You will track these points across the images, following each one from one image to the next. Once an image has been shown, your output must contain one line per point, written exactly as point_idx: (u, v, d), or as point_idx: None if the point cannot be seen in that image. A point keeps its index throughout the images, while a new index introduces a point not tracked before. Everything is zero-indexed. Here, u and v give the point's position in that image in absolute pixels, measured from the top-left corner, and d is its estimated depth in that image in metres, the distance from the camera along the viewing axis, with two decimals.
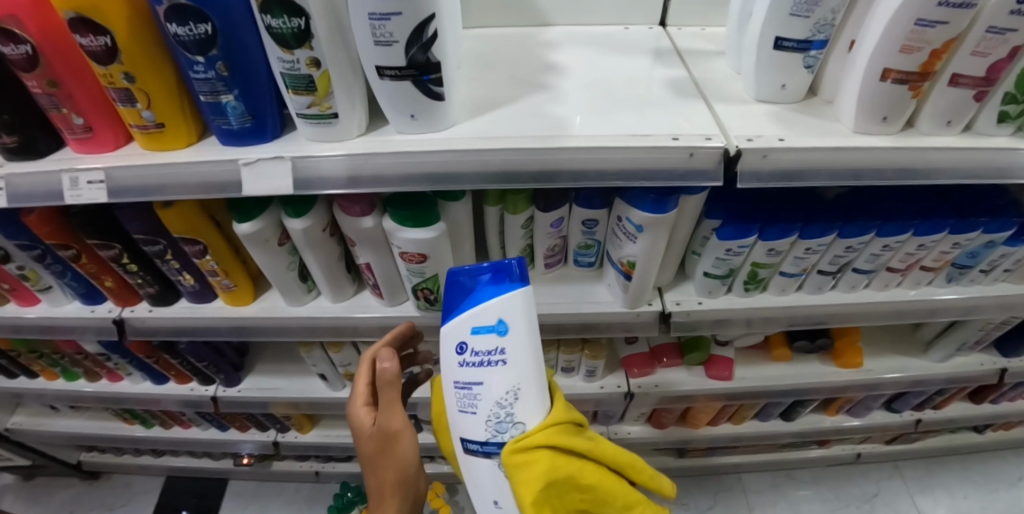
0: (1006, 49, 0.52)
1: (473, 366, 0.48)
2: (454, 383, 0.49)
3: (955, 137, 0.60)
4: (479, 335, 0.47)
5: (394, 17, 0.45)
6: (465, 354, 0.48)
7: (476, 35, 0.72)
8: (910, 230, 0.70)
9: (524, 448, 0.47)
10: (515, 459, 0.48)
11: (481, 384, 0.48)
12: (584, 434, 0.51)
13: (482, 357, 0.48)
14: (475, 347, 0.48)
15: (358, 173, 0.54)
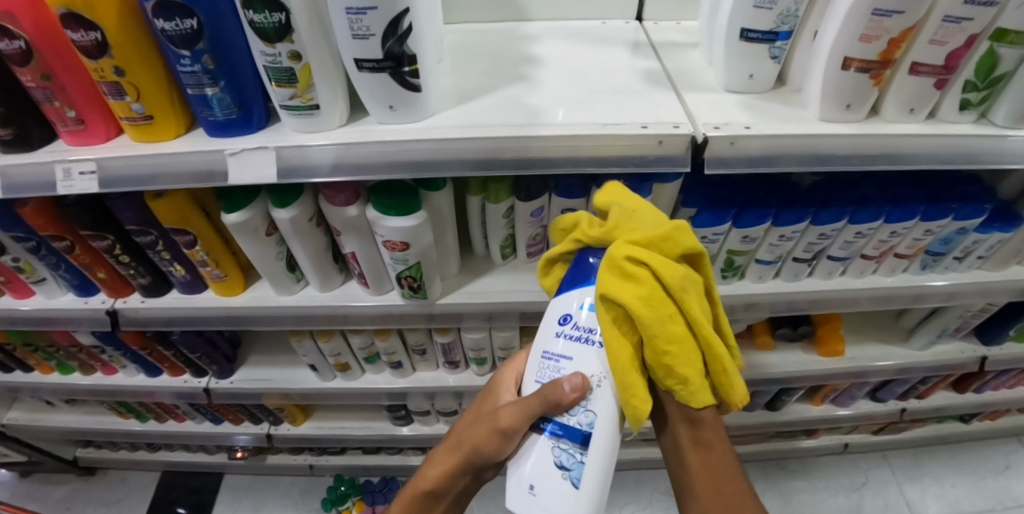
0: (963, 37, 0.54)
1: (573, 339, 0.50)
2: (542, 353, 0.52)
3: (919, 124, 0.62)
4: (589, 312, 0.50)
5: (370, 11, 0.47)
6: (566, 326, 0.51)
7: (459, 30, 0.74)
8: (882, 217, 0.72)
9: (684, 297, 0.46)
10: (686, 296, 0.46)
11: (571, 360, 0.50)
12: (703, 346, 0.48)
13: (581, 332, 0.50)
14: (579, 321, 0.50)
15: (341, 162, 0.56)
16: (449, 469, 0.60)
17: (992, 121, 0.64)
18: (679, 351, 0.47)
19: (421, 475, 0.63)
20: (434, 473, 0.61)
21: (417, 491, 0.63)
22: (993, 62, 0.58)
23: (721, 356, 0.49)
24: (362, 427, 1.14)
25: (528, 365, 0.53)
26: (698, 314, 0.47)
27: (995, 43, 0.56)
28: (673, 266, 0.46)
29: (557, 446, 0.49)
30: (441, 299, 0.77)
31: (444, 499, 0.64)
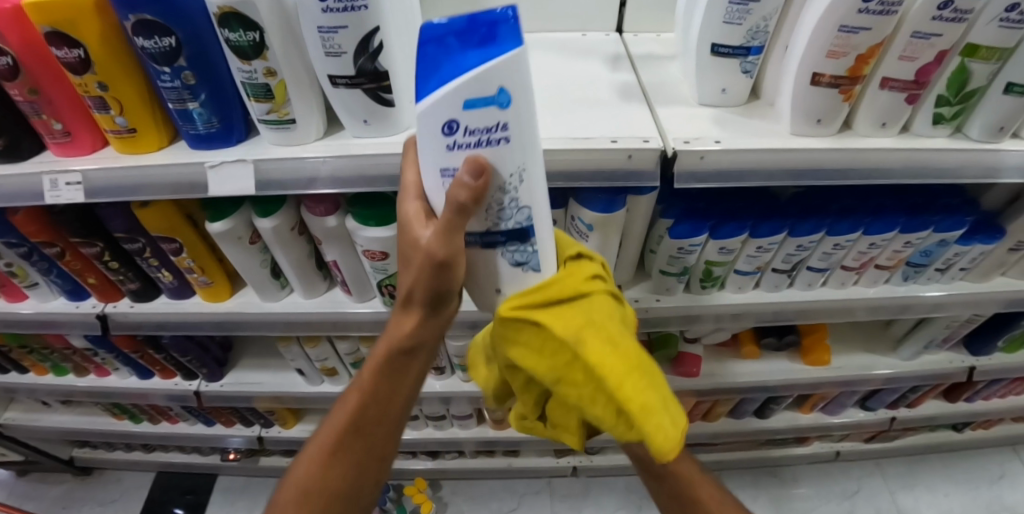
0: (932, 53, 0.55)
1: (466, 149, 0.39)
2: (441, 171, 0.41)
3: (893, 138, 0.63)
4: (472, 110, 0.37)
5: (341, 30, 0.49)
6: (456, 134, 0.38)
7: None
8: (861, 229, 0.72)
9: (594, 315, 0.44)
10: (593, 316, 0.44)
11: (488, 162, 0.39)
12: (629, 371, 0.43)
13: (477, 136, 0.38)
14: (470, 125, 0.38)
15: (317, 176, 0.58)
16: (384, 379, 0.50)
17: (967, 136, 0.64)
18: (584, 395, 0.44)
19: (349, 399, 0.53)
20: (365, 386, 0.52)
21: (348, 419, 0.52)
22: (965, 77, 0.58)
23: (645, 409, 0.42)
24: None
25: (427, 181, 0.43)
26: (601, 363, 0.42)
27: (966, 58, 0.57)
28: (569, 310, 0.44)
29: (508, 251, 0.44)
30: None
31: (384, 424, 0.52)
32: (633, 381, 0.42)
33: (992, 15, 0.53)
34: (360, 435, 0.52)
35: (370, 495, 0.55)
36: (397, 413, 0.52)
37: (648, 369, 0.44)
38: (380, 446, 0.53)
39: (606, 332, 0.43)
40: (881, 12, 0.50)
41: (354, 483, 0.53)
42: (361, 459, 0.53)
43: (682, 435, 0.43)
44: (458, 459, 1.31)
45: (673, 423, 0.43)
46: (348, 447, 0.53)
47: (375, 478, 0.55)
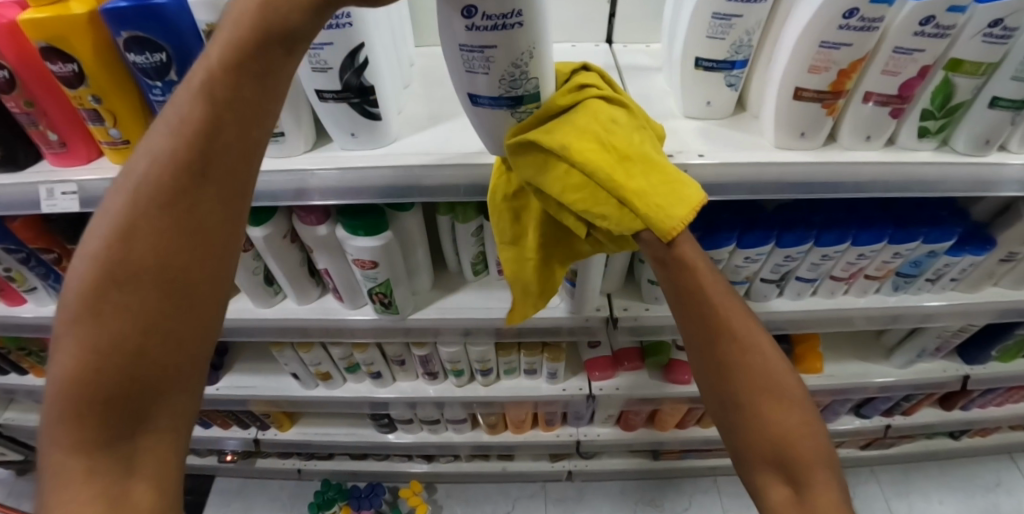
0: (915, 68, 0.55)
1: None
2: None
3: (878, 151, 0.63)
4: None
5: (327, 46, 0.50)
6: (475, 18, 0.42)
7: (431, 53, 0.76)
8: (849, 240, 0.73)
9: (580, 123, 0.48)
10: (580, 123, 0.48)
11: (496, 48, 0.44)
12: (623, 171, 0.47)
13: None
14: None
15: (307, 187, 0.59)
16: (143, 270, 0.39)
17: (953, 149, 0.64)
18: (586, 198, 0.48)
19: (80, 316, 0.38)
20: (118, 290, 0.39)
21: (92, 338, 0.38)
22: (949, 91, 0.58)
23: (638, 192, 0.45)
24: (348, 433, 1.16)
25: (447, 58, 0.46)
26: (590, 152, 0.47)
27: (950, 73, 0.57)
28: (558, 122, 0.48)
29: (515, 113, 0.50)
30: (414, 314, 0.79)
31: (161, 333, 0.40)
32: (625, 168, 0.46)
33: (975, 30, 0.53)
34: (118, 362, 0.39)
35: (151, 455, 0.40)
36: (190, 318, 0.41)
37: (639, 156, 0.47)
38: (170, 371, 0.40)
39: (592, 131, 0.47)
40: (862, 28, 0.50)
41: (119, 431, 0.39)
42: (125, 393, 0.39)
43: (693, 208, 0.45)
44: (453, 463, 1.31)
45: (680, 199, 0.45)
46: (101, 378, 0.38)
47: (168, 426, 0.41)
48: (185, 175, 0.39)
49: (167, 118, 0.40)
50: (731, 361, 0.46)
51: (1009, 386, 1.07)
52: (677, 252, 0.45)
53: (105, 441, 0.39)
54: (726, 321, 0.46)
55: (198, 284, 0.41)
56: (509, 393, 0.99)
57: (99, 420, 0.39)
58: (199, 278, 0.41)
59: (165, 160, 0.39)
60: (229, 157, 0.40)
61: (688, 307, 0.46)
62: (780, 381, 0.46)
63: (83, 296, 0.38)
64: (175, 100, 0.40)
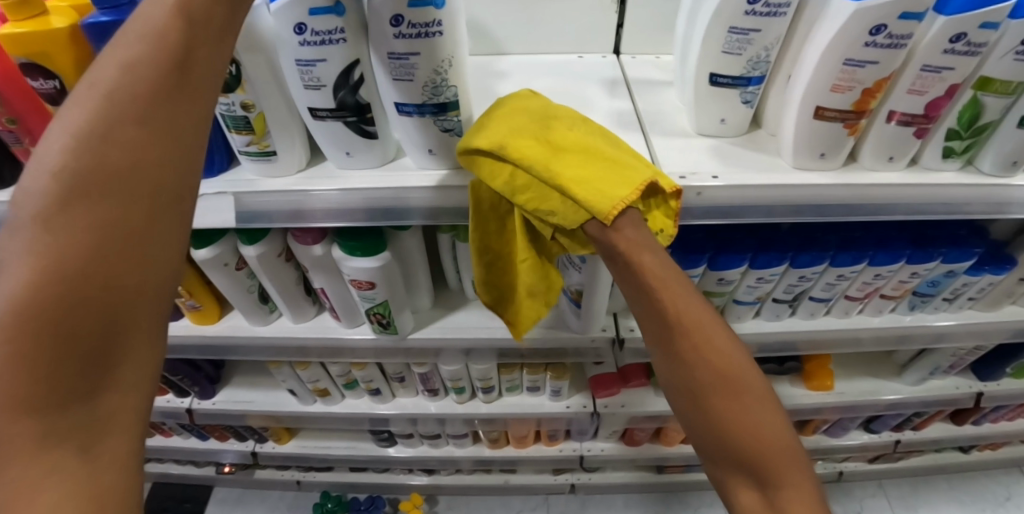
0: (943, 87, 0.52)
1: None
2: None
3: (901, 172, 0.60)
4: None
5: (320, 63, 0.47)
6: (401, 26, 0.44)
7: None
8: (865, 260, 0.70)
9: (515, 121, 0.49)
10: (512, 123, 0.49)
11: (421, 55, 0.46)
12: (562, 164, 0.47)
13: None
14: None
15: (301, 209, 0.56)
16: (111, 190, 0.35)
17: (978, 169, 0.62)
18: (537, 198, 0.49)
19: (31, 241, 0.33)
20: (76, 209, 0.34)
21: (49, 264, 0.33)
22: (977, 110, 0.55)
23: (579, 183, 0.46)
24: (347, 446, 1.14)
25: (376, 65, 0.48)
26: (530, 150, 0.47)
27: (979, 91, 0.54)
28: (500, 125, 0.50)
29: (439, 120, 0.51)
30: (413, 333, 0.76)
31: (127, 260, 0.35)
32: (566, 160, 0.47)
33: (1007, 49, 0.50)
34: (77, 296, 0.34)
35: (117, 425, 0.35)
36: (161, 244, 0.37)
37: (582, 148, 0.48)
38: (139, 315, 0.36)
39: (533, 132, 0.49)
40: (890, 46, 0.47)
41: (80, 385, 0.34)
42: (88, 336, 0.34)
43: (634, 188, 0.46)
44: (454, 475, 1.29)
45: (624, 180, 0.46)
46: (55, 318, 0.33)
47: (131, 385, 0.36)
48: (164, 89, 0.37)
49: (136, 31, 0.37)
50: (689, 361, 0.46)
51: (1022, 403, 1.04)
52: (620, 239, 0.46)
53: (62, 402, 0.33)
54: (679, 315, 0.45)
55: (171, 218, 0.37)
56: (511, 409, 0.97)
57: (57, 369, 0.33)
58: (174, 208, 0.38)
59: (141, 71, 0.36)
60: (209, 82, 0.39)
61: (641, 305, 0.47)
62: (744, 379, 0.45)
63: (39, 219, 0.33)
64: (142, 19, 0.38)
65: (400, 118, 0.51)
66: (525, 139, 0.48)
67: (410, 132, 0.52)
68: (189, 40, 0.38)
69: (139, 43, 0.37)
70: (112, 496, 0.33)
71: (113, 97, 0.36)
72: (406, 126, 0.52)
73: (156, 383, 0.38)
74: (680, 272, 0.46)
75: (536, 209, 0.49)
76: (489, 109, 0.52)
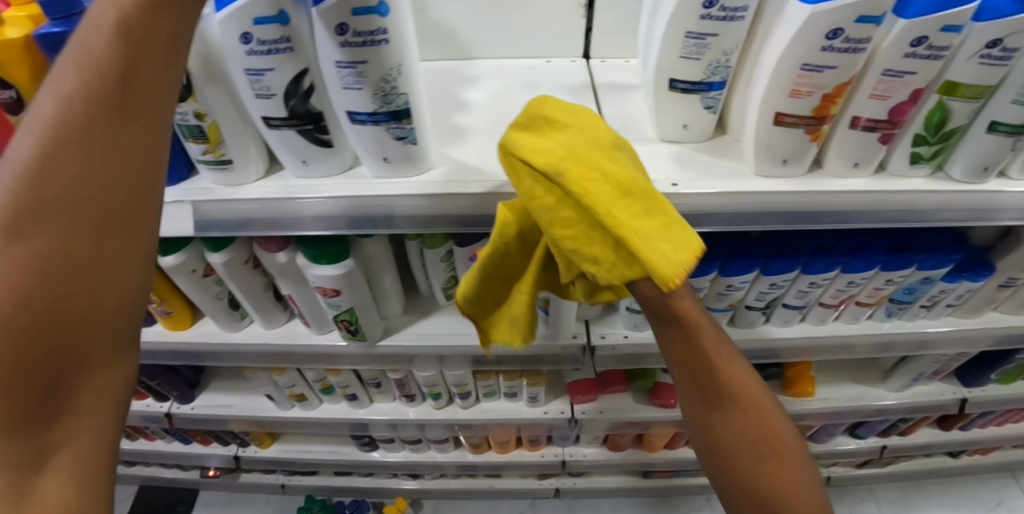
0: (907, 91, 0.51)
1: None
2: None
3: (868, 179, 0.59)
4: None
5: (268, 72, 0.47)
6: (346, 35, 0.44)
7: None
8: (838, 267, 0.69)
9: (578, 144, 0.44)
10: (576, 144, 0.44)
11: (368, 63, 0.45)
12: (626, 211, 0.42)
13: None
14: None
15: (258, 216, 0.56)
16: (56, 231, 0.35)
17: (949, 176, 0.61)
18: (582, 233, 0.44)
19: None
20: (24, 248, 0.34)
21: (1, 306, 0.34)
22: (943, 116, 0.54)
23: (640, 234, 0.41)
24: (329, 451, 1.14)
25: (326, 74, 0.47)
26: (588, 182, 0.42)
27: (944, 96, 0.53)
28: (552, 141, 0.45)
29: (392, 128, 0.50)
30: (383, 340, 0.76)
31: (76, 297, 0.36)
32: (624, 206, 0.42)
33: (971, 51, 0.49)
34: (29, 336, 0.35)
35: (75, 439, 0.38)
36: (113, 278, 0.38)
37: (641, 191, 0.43)
38: (94, 345, 0.38)
39: (588, 157, 0.44)
40: (848, 50, 0.46)
41: (41, 409, 0.36)
42: (41, 370, 0.36)
43: (694, 252, 0.41)
44: (439, 479, 1.29)
45: (682, 243, 0.42)
46: (11, 353, 0.34)
47: (88, 406, 0.39)
48: (108, 118, 0.36)
49: (73, 63, 0.36)
50: (732, 420, 0.46)
51: (1009, 409, 1.02)
52: (675, 304, 0.43)
53: (20, 426, 0.36)
54: (725, 377, 0.45)
55: (125, 250, 0.38)
56: (489, 415, 0.96)
57: (18, 399, 0.35)
58: (126, 239, 0.38)
59: (83, 109, 0.35)
60: (151, 115, 0.38)
61: (682, 366, 0.46)
62: (783, 444, 0.45)
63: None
64: (83, 40, 0.36)
65: (352, 127, 0.51)
66: (583, 170, 0.43)
67: (364, 140, 0.52)
68: (135, 65, 0.36)
69: (71, 69, 0.36)
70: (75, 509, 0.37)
71: (53, 130, 0.35)
72: (359, 135, 0.51)
73: (116, 399, 0.40)
74: (723, 331, 0.46)
75: (572, 247, 0.45)
76: (535, 111, 0.46)
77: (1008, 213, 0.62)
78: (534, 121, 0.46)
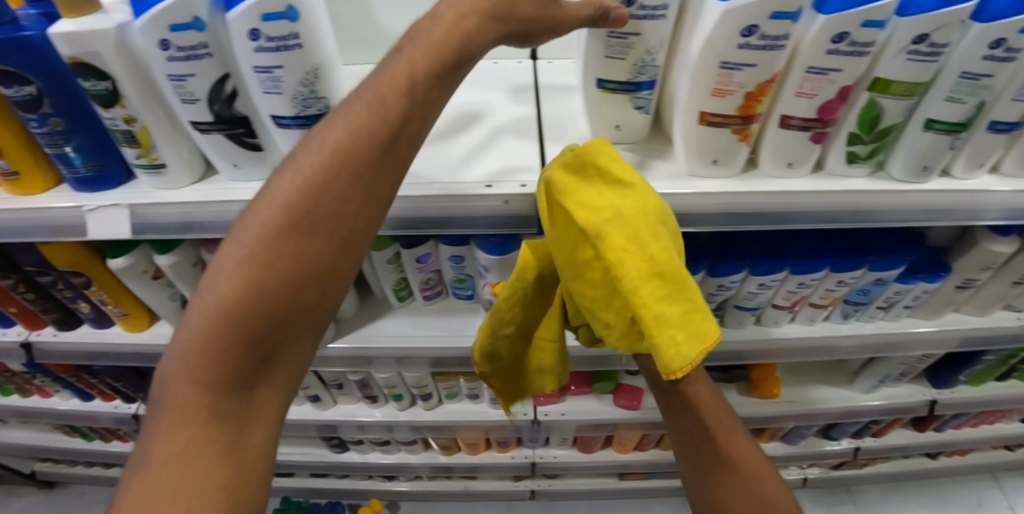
0: (833, 89, 0.49)
1: None
2: None
3: (804, 179, 0.58)
4: None
5: (190, 78, 0.47)
6: (259, 40, 0.44)
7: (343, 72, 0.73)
8: (787, 268, 0.69)
9: (626, 210, 0.46)
10: (625, 209, 0.46)
11: (282, 68, 0.46)
12: (656, 293, 0.45)
13: None
14: None
15: (191, 220, 0.57)
16: (324, 225, 0.37)
17: (890, 175, 0.60)
18: (603, 293, 0.49)
19: (237, 263, 0.36)
20: (287, 237, 0.36)
21: (244, 286, 0.35)
22: (876, 113, 0.53)
23: (659, 320, 0.45)
24: (301, 452, 1.15)
25: (246, 80, 0.48)
26: (623, 255, 0.45)
27: (875, 93, 0.52)
28: (599, 200, 0.47)
29: None
30: (334, 342, 0.76)
31: (309, 289, 0.37)
32: (652, 288, 0.45)
33: (898, 47, 0.48)
34: (267, 332, 0.37)
35: (264, 412, 0.38)
36: (336, 277, 0.39)
37: (673, 275, 0.46)
38: (300, 332, 0.38)
39: (634, 229, 0.46)
40: (766, 47, 0.45)
41: (245, 379, 0.37)
42: (259, 346, 0.37)
43: (705, 346, 0.45)
44: (415, 481, 1.29)
45: (696, 335, 0.46)
46: (236, 324, 0.35)
47: (280, 384, 0.39)
48: (402, 117, 0.38)
49: (370, 87, 0.39)
50: (731, 488, 0.52)
51: (980, 411, 1.03)
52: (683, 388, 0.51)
53: (233, 386, 0.37)
54: (726, 445, 0.53)
55: (350, 253, 0.39)
56: (452, 416, 0.97)
57: (232, 367, 0.36)
58: (359, 242, 0.39)
59: (371, 125, 0.37)
60: (414, 141, 0.39)
61: (686, 442, 0.54)
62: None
63: (265, 243, 0.36)
64: (398, 61, 0.40)
65: (278, 131, 0.51)
66: (624, 241, 0.46)
67: (289, 144, 0.52)
68: (424, 85, 0.39)
69: (391, 79, 0.38)
70: (255, 471, 0.37)
71: (349, 135, 0.37)
72: (284, 139, 0.52)
73: (297, 383, 0.41)
74: (727, 405, 0.54)
75: (592, 303, 0.51)
76: (603, 164, 0.47)
77: (957, 212, 0.62)
78: (596, 170, 0.47)
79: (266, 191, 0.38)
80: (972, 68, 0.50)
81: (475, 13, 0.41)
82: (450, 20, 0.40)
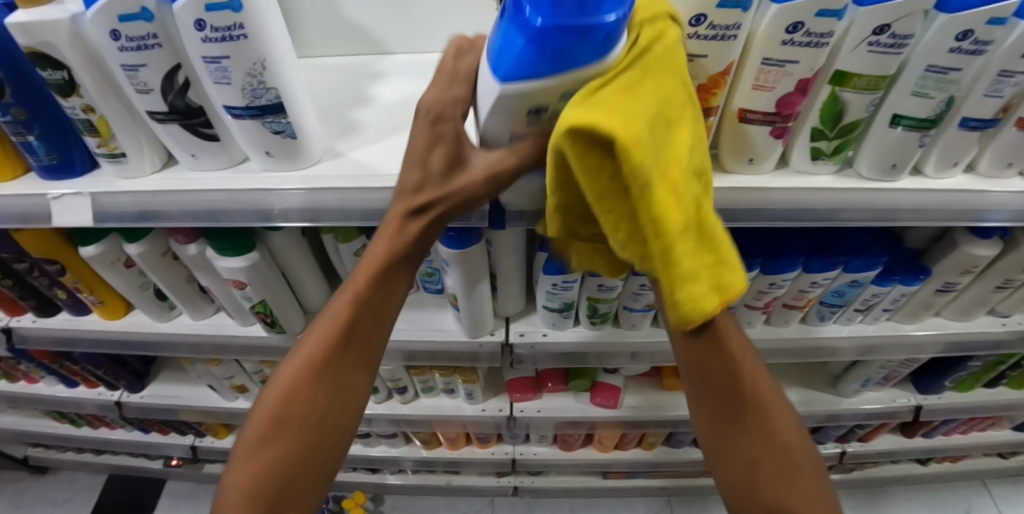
0: (791, 82, 0.48)
1: None
2: None
3: (766, 175, 0.57)
4: None
5: (141, 68, 0.47)
6: (204, 30, 0.44)
7: (313, 65, 0.74)
8: (757, 267, 0.68)
9: (667, 146, 0.39)
10: (667, 147, 0.38)
11: (230, 58, 0.46)
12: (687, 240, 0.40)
13: None
14: None
15: (150, 209, 0.57)
16: (325, 387, 0.49)
17: (857, 172, 0.59)
18: (619, 230, 0.41)
19: (262, 420, 0.49)
20: (298, 399, 0.49)
21: (268, 437, 0.48)
22: (839, 108, 0.52)
23: (678, 276, 0.40)
24: None
25: (197, 70, 0.48)
26: (663, 201, 0.37)
27: (837, 87, 0.50)
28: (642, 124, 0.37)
29: (267, 122, 0.51)
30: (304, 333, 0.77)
31: (314, 433, 0.49)
32: (685, 245, 0.39)
33: (858, 39, 0.47)
34: (292, 468, 0.48)
35: None
36: (337, 419, 0.50)
37: (701, 223, 0.41)
38: (313, 467, 0.49)
39: (673, 173, 0.38)
40: (716, 37, 0.44)
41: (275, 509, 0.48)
42: (280, 484, 0.48)
43: (724, 300, 0.42)
44: (399, 475, 1.30)
45: (717, 288, 0.41)
46: (268, 466, 0.47)
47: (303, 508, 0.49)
48: (376, 298, 0.50)
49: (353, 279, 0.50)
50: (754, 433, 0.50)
51: (969, 417, 1.08)
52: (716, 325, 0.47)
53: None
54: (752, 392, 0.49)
55: (346, 402, 0.51)
56: (428, 411, 0.97)
57: (265, 499, 0.47)
58: (351, 394, 0.51)
59: (354, 310, 0.49)
60: (387, 314, 0.51)
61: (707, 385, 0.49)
62: (798, 457, 0.49)
63: (285, 401, 0.49)
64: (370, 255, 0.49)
65: (230, 121, 0.51)
66: (662, 183, 0.38)
67: (242, 134, 0.52)
68: (391, 272, 0.49)
69: (363, 276, 0.49)
70: None
71: (341, 320, 0.49)
72: (238, 129, 0.52)
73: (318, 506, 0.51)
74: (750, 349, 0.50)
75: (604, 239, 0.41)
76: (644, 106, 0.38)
77: (939, 211, 0.60)
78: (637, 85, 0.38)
79: (284, 362, 0.50)
80: (938, 61, 0.48)
81: (413, 212, 0.47)
82: (399, 211, 0.47)
